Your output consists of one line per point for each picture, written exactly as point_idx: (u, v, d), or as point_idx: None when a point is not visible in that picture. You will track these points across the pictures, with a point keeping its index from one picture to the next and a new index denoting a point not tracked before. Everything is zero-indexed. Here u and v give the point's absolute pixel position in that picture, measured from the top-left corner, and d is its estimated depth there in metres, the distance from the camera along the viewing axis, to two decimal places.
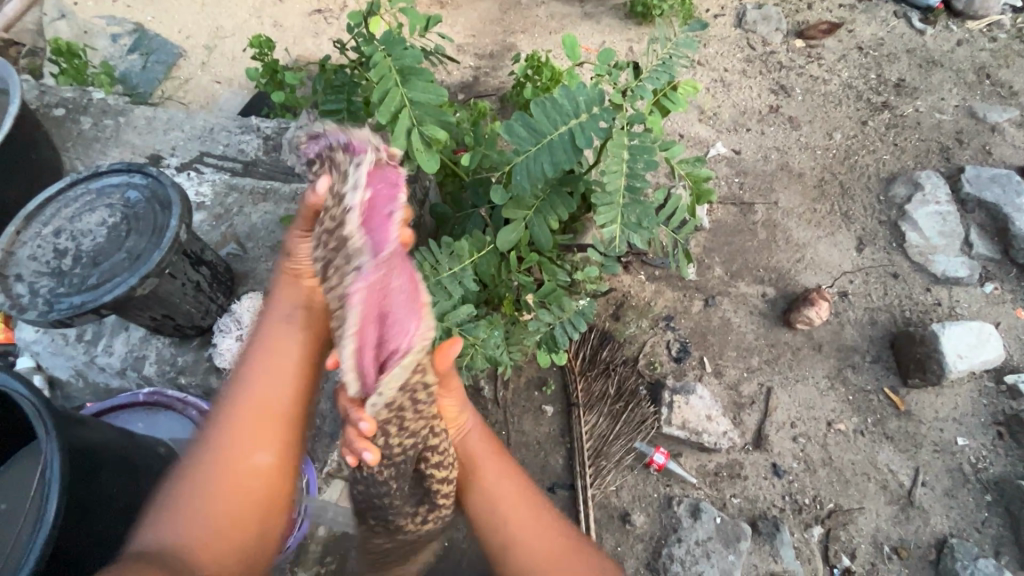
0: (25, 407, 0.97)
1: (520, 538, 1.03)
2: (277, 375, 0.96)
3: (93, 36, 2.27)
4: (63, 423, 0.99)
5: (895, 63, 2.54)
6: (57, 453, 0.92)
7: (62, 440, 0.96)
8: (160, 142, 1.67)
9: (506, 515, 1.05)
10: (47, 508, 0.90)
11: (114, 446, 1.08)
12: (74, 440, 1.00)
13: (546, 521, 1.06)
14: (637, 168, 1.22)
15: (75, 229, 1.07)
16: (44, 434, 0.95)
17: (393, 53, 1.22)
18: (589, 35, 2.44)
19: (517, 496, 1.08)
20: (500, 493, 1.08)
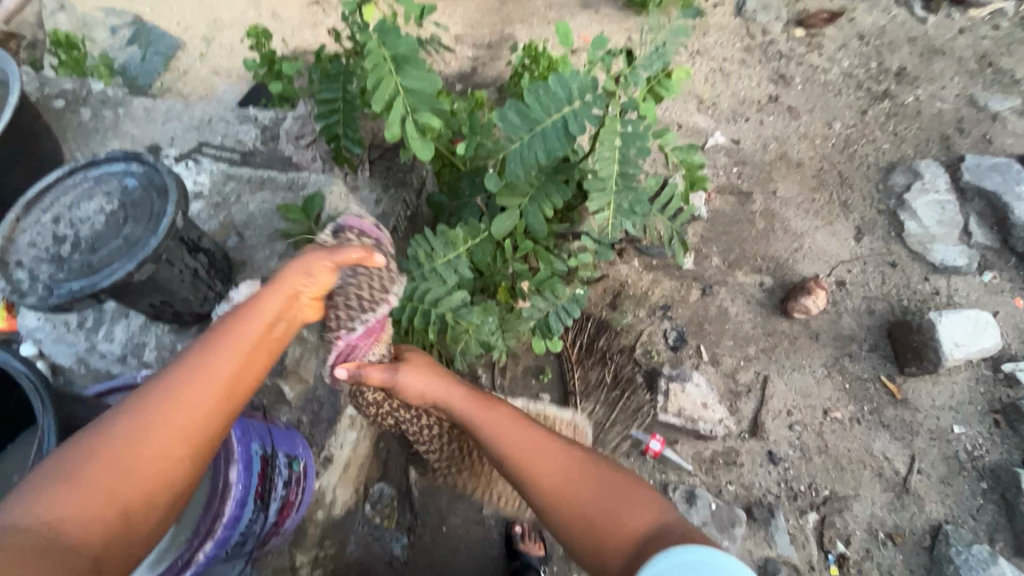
0: (24, 383, 0.93)
1: (541, 472, 1.08)
2: (223, 371, 0.81)
3: (92, 28, 2.28)
4: (60, 398, 0.95)
5: (896, 52, 2.53)
6: (53, 424, 0.89)
7: (59, 413, 0.92)
8: (158, 133, 1.68)
9: (523, 453, 1.11)
10: None
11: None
12: (72, 414, 0.95)
13: (566, 449, 1.11)
14: (629, 154, 1.23)
15: (74, 216, 1.08)
16: (40, 409, 0.91)
17: (388, 41, 1.19)
18: (586, 25, 2.43)
19: (531, 436, 1.14)
20: (512, 438, 1.14)
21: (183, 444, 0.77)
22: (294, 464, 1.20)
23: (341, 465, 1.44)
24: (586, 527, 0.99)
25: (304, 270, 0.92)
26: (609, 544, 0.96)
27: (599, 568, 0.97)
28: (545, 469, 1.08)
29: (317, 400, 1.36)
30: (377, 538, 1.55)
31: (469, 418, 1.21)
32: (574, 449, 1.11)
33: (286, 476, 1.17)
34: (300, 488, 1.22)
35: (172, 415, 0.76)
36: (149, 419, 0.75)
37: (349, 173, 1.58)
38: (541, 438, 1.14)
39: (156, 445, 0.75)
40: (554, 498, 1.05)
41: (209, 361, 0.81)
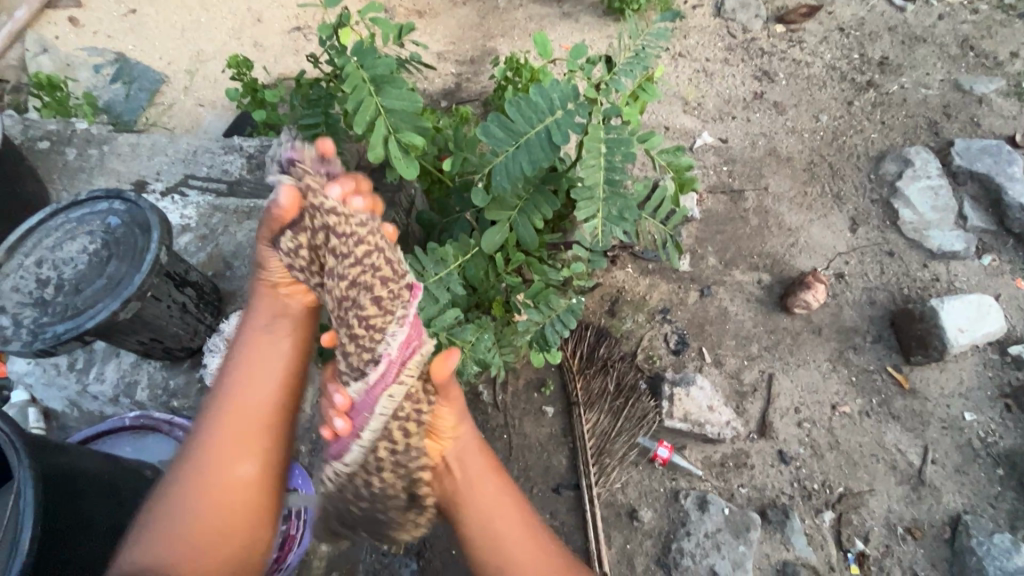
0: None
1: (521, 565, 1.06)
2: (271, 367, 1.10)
3: (76, 68, 2.29)
4: (36, 451, 0.95)
5: (877, 42, 2.53)
6: (28, 477, 0.88)
7: (34, 465, 0.91)
8: (144, 168, 1.68)
9: (501, 536, 1.08)
10: (21, 538, 0.86)
11: (91, 471, 1.04)
12: (49, 467, 0.97)
13: (544, 550, 1.09)
14: (615, 160, 1.21)
15: (56, 258, 1.06)
16: (14, 461, 0.91)
17: (366, 63, 1.21)
18: (567, 35, 2.44)
19: (512, 518, 1.10)
20: (497, 513, 1.10)
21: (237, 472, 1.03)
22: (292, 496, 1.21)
23: None
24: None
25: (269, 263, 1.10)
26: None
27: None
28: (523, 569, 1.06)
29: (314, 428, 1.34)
30: (385, 565, 1.52)
31: (472, 482, 1.10)
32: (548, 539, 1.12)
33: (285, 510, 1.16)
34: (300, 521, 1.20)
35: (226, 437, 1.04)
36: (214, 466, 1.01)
37: None
38: (510, 514, 1.11)
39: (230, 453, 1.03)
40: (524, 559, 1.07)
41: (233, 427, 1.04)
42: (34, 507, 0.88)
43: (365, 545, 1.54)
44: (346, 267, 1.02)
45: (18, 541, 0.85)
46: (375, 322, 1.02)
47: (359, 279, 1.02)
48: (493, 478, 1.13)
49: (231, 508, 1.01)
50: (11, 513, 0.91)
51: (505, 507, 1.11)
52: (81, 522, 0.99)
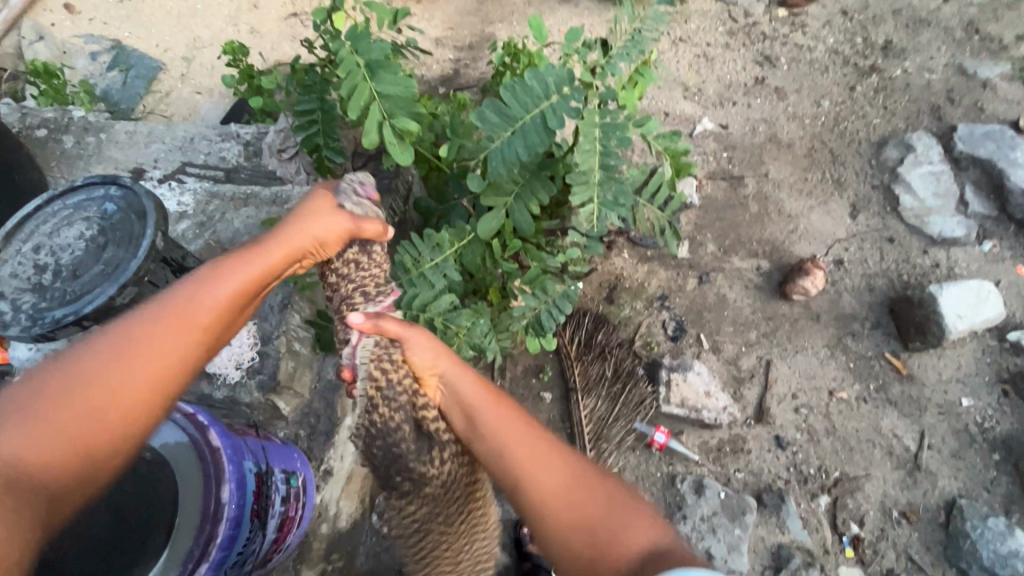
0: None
1: (541, 485, 0.92)
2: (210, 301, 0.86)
3: (72, 56, 2.28)
4: None
5: (881, 25, 2.50)
6: None
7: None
8: (142, 155, 1.68)
9: (514, 450, 0.97)
10: None
11: None
12: None
13: (567, 465, 0.95)
14: (610, 145, 1.21)
15: (54, 244, 1.07)
16: None
17: (360, 47, 1.19)
18: (566, 20, 2.42)
19: (525, 434, 0.99)
20: (508, 433, 0.99)
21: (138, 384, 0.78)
22: (292, 478, 1.16)
23: (342, 478, 1.45)
24: (586, 543, 0.86)
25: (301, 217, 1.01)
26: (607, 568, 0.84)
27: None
28: (543, 487, 0.92)
29: (313, 413, 1.35)
30: (385, 548, 1.57)
31: (473, 407, 1.04)
32: (573, 458, 0.96)
33: (283, 492, 1.11)
34: (299, 503, 1.16)
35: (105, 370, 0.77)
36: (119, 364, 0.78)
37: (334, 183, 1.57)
38: (525, 432, 0.99)
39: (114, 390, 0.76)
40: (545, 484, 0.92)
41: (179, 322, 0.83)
42: None
43: (365, 528, 1.57)
44: (358, 275, 1.08)
45: None
46: (357, 304, 1.08)
47: (363, 283, 1.08)
48: (496, 399, 1.05)
49: (100, 428, 0.74)
50: None
51: (521, 428, 1.00)
52: None
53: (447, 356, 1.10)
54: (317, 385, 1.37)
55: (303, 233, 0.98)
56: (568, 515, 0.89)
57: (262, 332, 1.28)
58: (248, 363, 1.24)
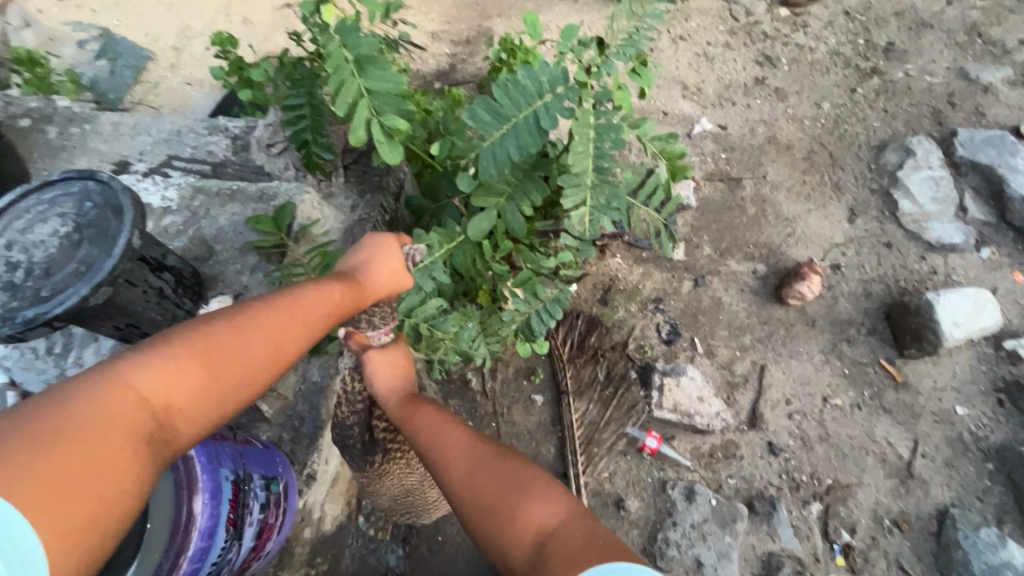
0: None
1: (458, 473, 1.04)
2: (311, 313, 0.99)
3: (59, 44, 2.23)
4: None
5: (883, 27, 2.47)
6: None
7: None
8: (126, 148, 1.64)
9: (429, 446, 1.10)
10: None
11: None
12: None
13: (485, 453, 1.06)
14: (604, 147, 1.18)
15: (26, 241, 1.02)
16: None
17: (348, 42, 1.15)
18: (564, 16, 2.38)
19: (448, 432, 1.11)
20: (437, 435, 1.11)
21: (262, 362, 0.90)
22: (273, 485, 1.13)
23: (327, 482, 1.42)
24: (484, 517, 0.97)
25: (366, 255, 1.18)
26: (515, 538, 0.93)
27: (496, 553, 0.95)
28: (461, 473, 1.04)
29: (297, 416, 1.32)
30: (371, 550, 1.57)
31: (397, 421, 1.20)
32: (492, 447, 1.08)
33: (263, 499, 1.08)
34: (279, 510, 1.13)
35: (237, 348, 0.88)
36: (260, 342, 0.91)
37: (323, 179, 1.54)
38: (448, 430, 1.12)
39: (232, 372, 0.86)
40: (456, 475, 1.04)
41: (305, 315, 0.98)
42: None
43: (351, 531, 1.55)
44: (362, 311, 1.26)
45: None
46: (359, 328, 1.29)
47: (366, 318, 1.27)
48: (426, 407, 1.19)
49: (222, 390, 0.84)
50: None
51: (448, 432, 1.11)
52: None
53: (400, 375, 1.26)
54: (301, 387, 1.34)
55: (366, 271, 1.16)
56: (481, 492, 1.00)
57: None
58: None
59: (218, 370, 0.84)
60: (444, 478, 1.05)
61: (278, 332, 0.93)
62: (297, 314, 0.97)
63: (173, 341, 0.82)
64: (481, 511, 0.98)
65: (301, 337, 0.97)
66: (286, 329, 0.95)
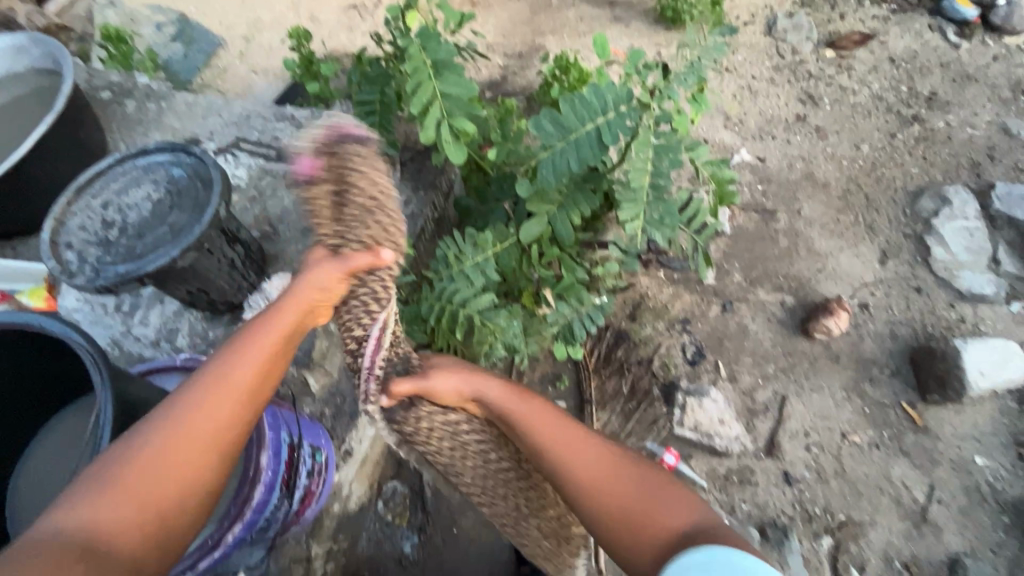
0: (83, 357, 0.96)
1: (575, 467, 1.10)
2: (239, 401, 0.90)
3: (139, 24, 2.35)
4: (117, 373, 0.99)
5: (928, 77, 2.51)
6: (110, 397, 0.91)
7: (115, 389, 0.94)
8: (199, 126, 1.73)
9: (557, 452, 1.12)
10: (98, 449, 0.89)
11: (155, 400, 1.04)
12: (126, 391, 0.99)
13: (588, 443, 1.13)
14: (661, 166, 1.24)
15: (122, 203, 1.14)
16: (97, 381, 0.94)
17: (428, 47, 1.24)
18: (617, 39, 2.47)
19: (576, 440, 1.14)
20: (560, 436, 1.14)
21: (221, 425, 0.88)
22: (317, 454, 1.25)
23: (358, 461, 1.48)
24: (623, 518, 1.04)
25: (324, 282, 1.00)
26: (644, 541, 1.02)
27: (626, 554, 1.04)
28: (583, 470, 1.10)
29: (340, 394, 1.40)
30: (387, 536, 1.56)
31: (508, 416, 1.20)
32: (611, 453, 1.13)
33: (309, 466, 1.21)
34: (322, 479, 1.26)
35: (189, 437, 0.85)
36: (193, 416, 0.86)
37: (381, 173, 1.60)
38: (577, 440, 1.13)
39: (188, 454, 0.84)
40: (592, 476, 1.09)
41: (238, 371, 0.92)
42: (113, 425, 0.92)
43: (369, 514, 1.57)
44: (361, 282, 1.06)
45: (96, 452, 0.89)
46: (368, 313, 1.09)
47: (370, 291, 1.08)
48: (535, 399, 1.21)
49: (181, 472, 0.83)
50: (91, 427, 0.95)
51: (581, 443, 1.13)
52: None
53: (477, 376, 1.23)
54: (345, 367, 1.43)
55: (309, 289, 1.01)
56: (605, 504, 1.06)
57: None
58: None
59: (168, 464, 0.83)
60: (559, 466, 1.12)
61: (217, 406, 0.88)
62: (233, 389, 0.90)
63: (119, 460, 0.81)
64: (613, 507, 1.06)
65: (246, 399, 0.91)
66: (220, 403, 0.88)
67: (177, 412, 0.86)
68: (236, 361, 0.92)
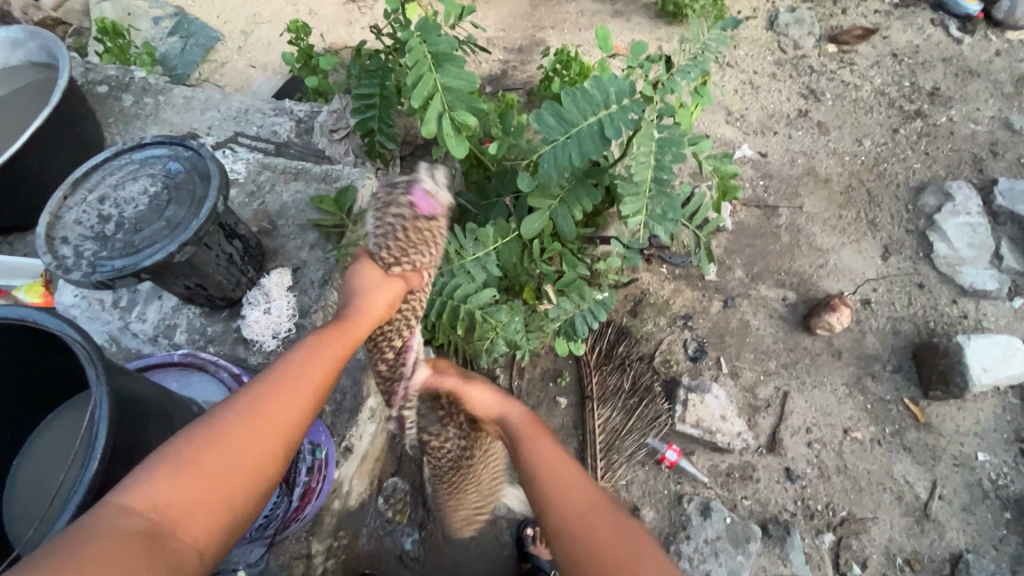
0: (77, 352, 0.95)
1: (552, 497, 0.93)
2: (299, 396, 0.89)
3: (136, 18, 2.33)
4: (113, 368, 0.97)
5: (930, 72, 2.50)
6: (106, 391, 0.90)
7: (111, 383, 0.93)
8: (197, 121, 1.71)
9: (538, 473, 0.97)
10: (94, 445, 0.88)
11: (152, 395, 1.03)
12: (122, 386, 0.98)
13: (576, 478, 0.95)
14: (664, 160, 1.23)
15: (119, 197, 1.13)
16: (92, 375, 0.92)
17: (428, 39, 1.23)
18: (618, 33, 2.45)
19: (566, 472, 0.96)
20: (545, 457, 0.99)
21: (285, 421, 0.86)
22: (316, 451, 1.24)
23: (358, 457, 1.47)
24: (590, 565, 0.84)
25: (385, 295, 1.08)
26: None
27: None
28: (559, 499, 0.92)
29: (340, 390, 1.38)
30: (388, 532, 1.57)
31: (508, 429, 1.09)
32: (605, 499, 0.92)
33: (309, 462, 1.21)
34: (322, 476, 1.25)
35: (254, 430, 0.82)
36: (256, 410, 0.84)
37: (381, 168, 1.59)
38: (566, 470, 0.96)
39: (252, 449, 0.81)
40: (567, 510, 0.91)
41: (303, 366, 0.91)
42: (109, 420, 0.90)
43: (370, 510, 1.58)
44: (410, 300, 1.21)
45: (92, 448, 0.87)
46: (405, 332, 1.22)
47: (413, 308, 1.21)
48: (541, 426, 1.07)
49: (242, 466, 0.80)
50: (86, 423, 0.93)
51: (571, 473, 0.96)
52: (142, 444, 0.99)
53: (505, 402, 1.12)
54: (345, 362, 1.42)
55: (370, 297, 1.07)
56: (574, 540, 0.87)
57: (300, 304, 1.32)
58: (285, 334, 1.27)
59: (230, 457, 0.79)
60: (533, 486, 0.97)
61: (281, 400, 0.86)
62: (296, 385, 0.89)
63: (182, 447, 0.78)
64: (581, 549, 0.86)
65: (308, 397, 0.90)
66: (285, 397, 0.87)
67: (247, 401, 0.84)
68: (301, 358, 0.91)
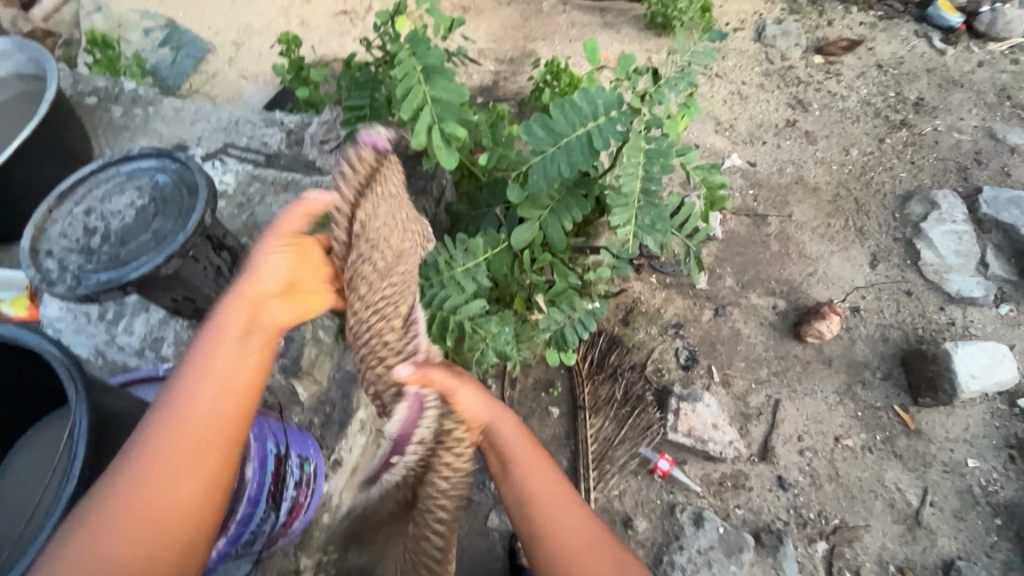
0: (58, 370, 0.93)
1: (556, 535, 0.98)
2: (227, 400, 0.82)
3: (127, 29, 2.34)
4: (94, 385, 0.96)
5: (914, 82, 2.54)
6: (86, 411, 0.88)
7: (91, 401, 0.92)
8: (186, 132, 1.71)
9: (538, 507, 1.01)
10: (72, 466, 0.86)
11: (134, 411, 1.02)
12: (104, 403, 0.97)
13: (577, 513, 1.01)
14: (653, 171, 1.24)
15: (105, 209, 1.12)
16: (73, 394, 0.91)
17: (418, 52, 1.24)
18: (608, 44, 2.48)
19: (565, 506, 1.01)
20: (548, 492, 1.03)
21: (215, 437, 0.80)
22: (305, 464, 1.23)
23: (348, 470, 1.46)
24: None
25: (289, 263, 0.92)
26: None
27: None
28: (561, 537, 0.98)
29: (329, 402, 1.39)
30: None
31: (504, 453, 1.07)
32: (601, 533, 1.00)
33: (297, 477, 1.20)
34: (310, 490, 1.24)
35: (185, 453, 0.78)
36: (182, 430, 0.78)
37: None
38: (567, 504, 1.02)
39: (191, 472, 0.78)
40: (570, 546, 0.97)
41: (218, 369, 0.82)
42: (88, 440, 0.89)
43: None
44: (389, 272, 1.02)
45: (69, 469, 0.86)
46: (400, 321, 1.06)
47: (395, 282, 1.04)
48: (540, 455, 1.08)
49: (186, 491, 0.77)
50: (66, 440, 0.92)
51: (569, 506, 1.02)
52: None
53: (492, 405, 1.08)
54: (335, 374, 1.43)
55: (270, 266, 0.90)
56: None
57: None
58: None
59: (170, 488, 0.76)
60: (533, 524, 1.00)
61: (205, 415, 0.80)
62: (219, 392, 0.82)
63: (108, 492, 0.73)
64: None
65: (232, 401, 0.82)
66: (210, 410, 0.80)
67: (166, 427, 0.78)
68: (211, 363, 0.82)
